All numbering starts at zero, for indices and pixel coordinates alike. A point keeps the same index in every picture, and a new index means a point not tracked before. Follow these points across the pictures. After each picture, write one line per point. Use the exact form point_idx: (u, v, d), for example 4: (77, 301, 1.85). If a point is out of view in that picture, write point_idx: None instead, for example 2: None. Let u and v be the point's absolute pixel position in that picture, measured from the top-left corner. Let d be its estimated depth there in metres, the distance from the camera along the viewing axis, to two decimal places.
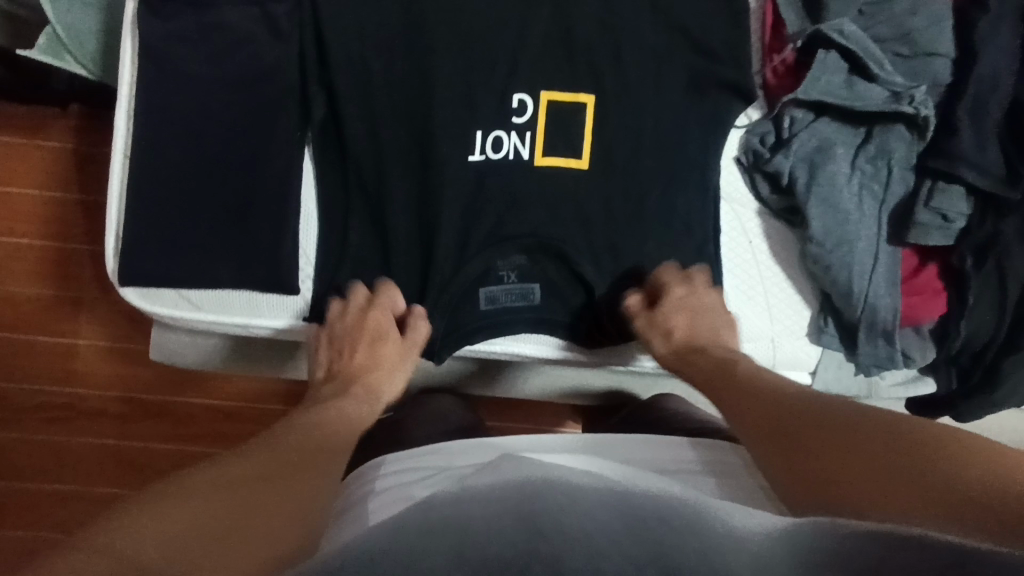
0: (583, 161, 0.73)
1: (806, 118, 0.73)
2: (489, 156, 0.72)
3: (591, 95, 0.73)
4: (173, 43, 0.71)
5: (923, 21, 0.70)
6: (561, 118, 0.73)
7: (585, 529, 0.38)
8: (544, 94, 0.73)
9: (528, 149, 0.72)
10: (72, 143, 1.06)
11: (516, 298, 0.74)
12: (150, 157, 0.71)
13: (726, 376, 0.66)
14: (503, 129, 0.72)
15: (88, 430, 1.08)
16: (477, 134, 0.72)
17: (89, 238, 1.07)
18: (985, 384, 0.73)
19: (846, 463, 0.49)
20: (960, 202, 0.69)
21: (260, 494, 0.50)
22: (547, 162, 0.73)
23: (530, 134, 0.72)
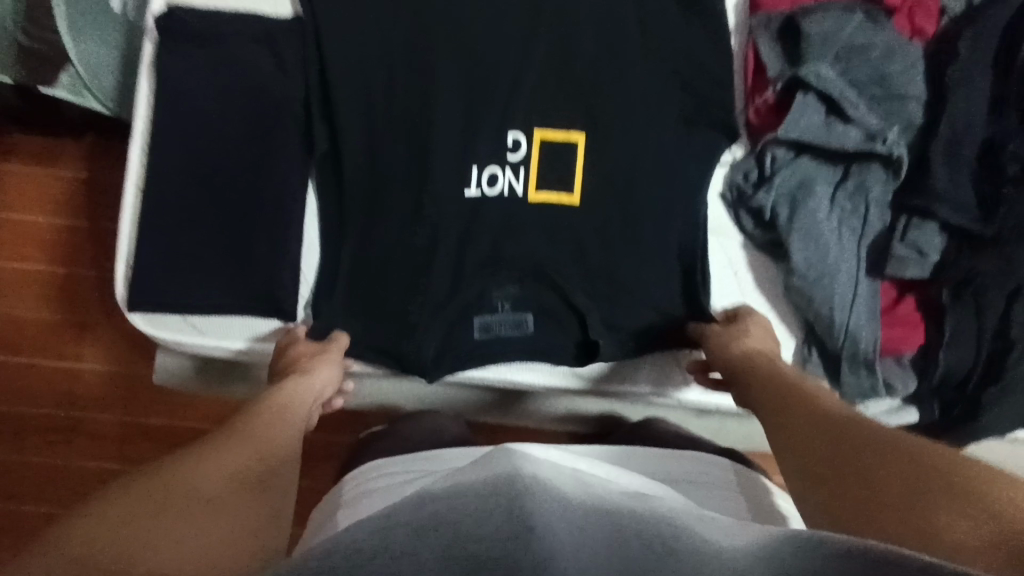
0: (574, 196, 0.76)
1: (786, 156, 0.76)
2: (484, 190, 0.76)
3: (582, 133, 0.77)
4: (187, 82, 0.75)
5: (897, 66, 0.74)
6: (553, 154, 0.76)
7: (562, 537, 0.40)
8: (538, 133, 0.76)
9: (522, 185, 0.76)
10: (83, 172, 1.10)
11: (510, 327, 0.77)
12: (161, 188, 0.74)
13: (776, 377, 0.65)
14: (499, 165, 0.76)
15: (87, 454, 1.10)
16: (472, 169, 0.76)
17: (96, 264, 1.10)
18: (969, 415, 0.74)
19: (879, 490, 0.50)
20: (934, 237, 0.72)
21: (242, 491, 0.53)
22: (539, 197, 0.76)
23: (524, 170, 0.76)
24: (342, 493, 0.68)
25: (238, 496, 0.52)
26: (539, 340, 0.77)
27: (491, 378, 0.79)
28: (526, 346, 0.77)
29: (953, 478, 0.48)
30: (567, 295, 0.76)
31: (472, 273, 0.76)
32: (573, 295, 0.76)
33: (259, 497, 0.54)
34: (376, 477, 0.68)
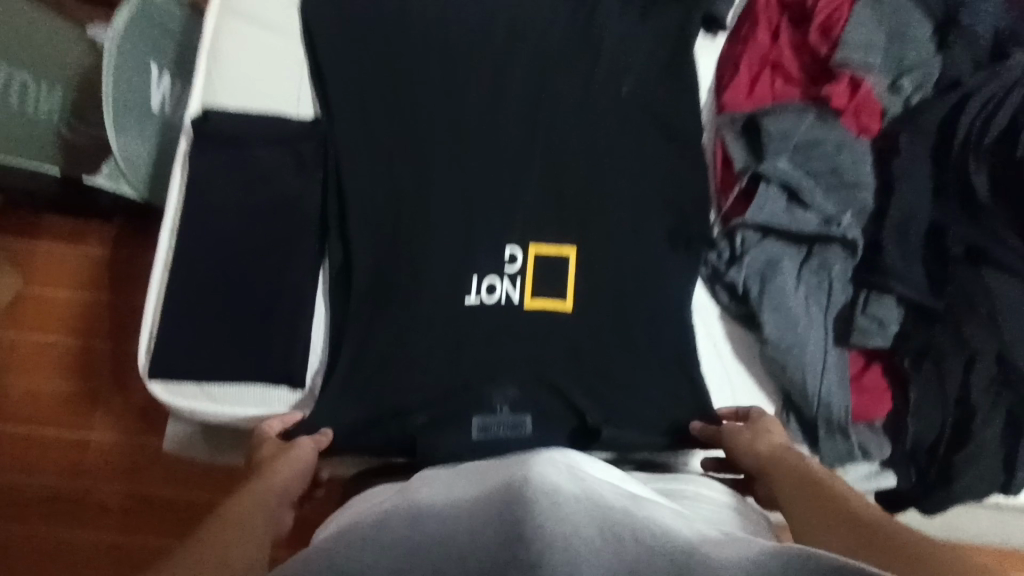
0: (567, 304, 0.81)
1: (755, 237, 0.84)
2: (483, 297, 0.81)
3: (573, 245, 0.83)
4: (217, 173, 0.85)
5: (848, 159, 0.83)
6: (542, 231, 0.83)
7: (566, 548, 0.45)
8: (532, 246, 0.83)
9: (519, 294, 0.81)
10: (107, 250, 1.18)
11: (507, 428, 0.77)
12: (187, 267, 0.82)
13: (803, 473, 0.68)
14: (497, 275, 0.81)
15: (87, 525, 1.11)
16: (473, 277, 0.81)
17: (112, 336, 1.16)
18: (941, 480, 0.78)
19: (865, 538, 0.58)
20: (892, 309, 0.78)
21: (248, 536, 0.59)
22: (535, 306, 0.81)
23: (520, 279, 0.81)
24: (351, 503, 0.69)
25: (243, 537, 0.58)
26: (537, 440, 0.77)
27: None
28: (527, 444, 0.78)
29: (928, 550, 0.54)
30: (560, 389, 0.79)
31: (460, 355, 0.79)
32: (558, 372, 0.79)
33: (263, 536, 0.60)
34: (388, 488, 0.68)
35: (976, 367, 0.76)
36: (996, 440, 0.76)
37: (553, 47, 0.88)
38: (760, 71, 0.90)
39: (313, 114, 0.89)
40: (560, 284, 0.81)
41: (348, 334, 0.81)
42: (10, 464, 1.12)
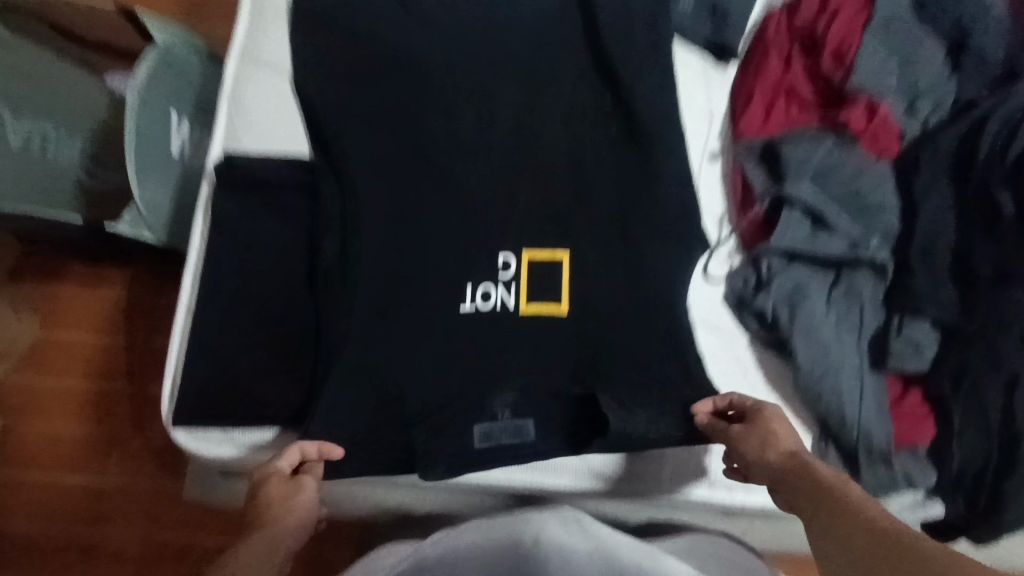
0: (562, 306, 0.79)
1: (781, 263, 0.83)
2: (477, 305, 0.79)
3: (566, 252, 0.81)
4: (237, 218, 0.85)
5: (869, 182, 0.83)
6: (542, 280, 0.80)
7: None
8: (525, 253, 0.81)
9: (515, 299, 0.79)
10: (125, 293, 1.18)
11: (510, 434, 0.77)
12: (209, 312, 0.82)
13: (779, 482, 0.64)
14: (492, 287, 0.80)
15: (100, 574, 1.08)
16: (467, 287, 0.80)
17: (130, 378, 1.15)
18: (992, 508, 0.75)
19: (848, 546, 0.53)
20: (927, 332, 0.77)
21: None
22: (530, 310, 0.79)
23: (516, 284, 0.80)
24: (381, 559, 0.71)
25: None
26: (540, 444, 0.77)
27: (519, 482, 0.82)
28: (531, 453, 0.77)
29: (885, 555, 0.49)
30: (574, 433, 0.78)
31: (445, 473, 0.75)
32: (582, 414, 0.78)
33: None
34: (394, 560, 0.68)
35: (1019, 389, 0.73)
36: None
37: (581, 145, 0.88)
38: (774, 97, 0.90)
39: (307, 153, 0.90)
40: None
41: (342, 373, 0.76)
42: (23, 513, 1.10)
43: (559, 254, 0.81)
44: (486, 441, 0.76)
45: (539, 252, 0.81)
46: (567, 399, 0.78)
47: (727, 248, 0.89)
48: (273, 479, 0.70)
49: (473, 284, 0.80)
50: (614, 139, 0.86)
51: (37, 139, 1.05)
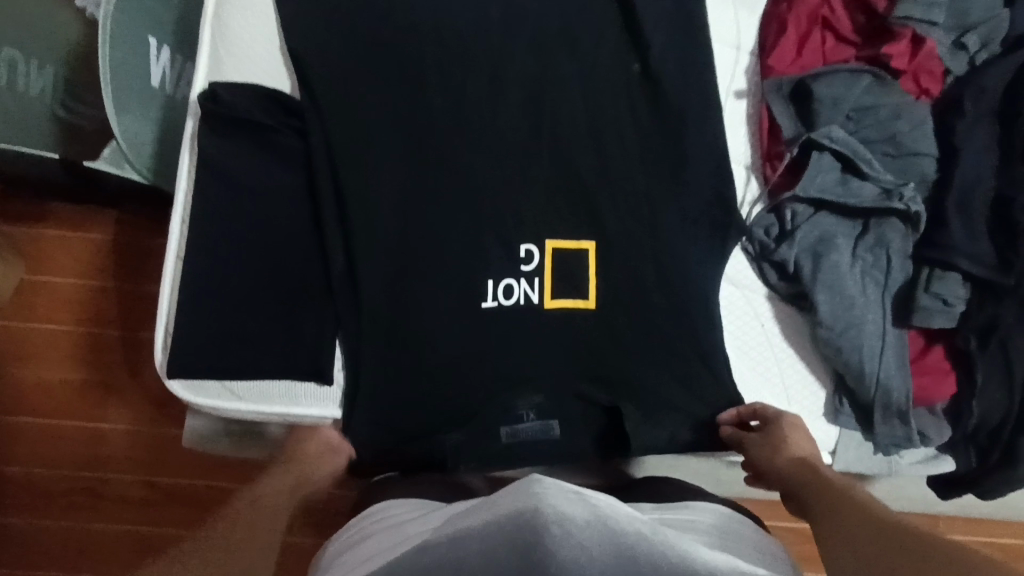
0: (589, 302, 0.79)
1: (807, 212, 0.79)
2: (501, 302, 0.78)
3: (592, 242, 0.80)
4: (229, 158, 0.80)
5: (906, 124, 0.77)
6: (566, 265, 0.79)
7: (580, 552, 0.44)
8: (549, 243, 0.79)
9: (538, 293, 0.78)
10: (112, 235, 1.13)
11: (535, 434, 0.80)
12: (205, 259, 0.78)
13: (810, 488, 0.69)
14: (513, 277, 0.78)
15: (106, 516, 1.09)
16: (489, 283, 0.78)
17: (124, 322, 1.12)
18: (1005, 463, 0.74)
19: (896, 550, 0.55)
20: (958, 288, 0.73)
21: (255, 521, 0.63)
22: (556, 305, 0.78)
23: (539, 279, 0.79)
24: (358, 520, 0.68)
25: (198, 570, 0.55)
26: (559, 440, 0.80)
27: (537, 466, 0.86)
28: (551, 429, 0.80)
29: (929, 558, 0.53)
30: (586, 393, 0.79)
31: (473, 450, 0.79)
32: (591, 371, 0.78)
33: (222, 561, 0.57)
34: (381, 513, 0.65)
35: None
36: None
37: (598, 119, 0.82)
38: (808, 30, 0.83)
39: (290, 92, 0.83)
40: (579, 284, 0.79)
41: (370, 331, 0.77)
42: (23, 457, 1.09)
43: (583, 244, 0.79)
44: (512, 438, 0.79)
45: (563, 241, 0.79)
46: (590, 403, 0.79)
47: (749, 195, 0.84)
48: (306, 446, 0.78)
49: (493, 279, 0.78)
50: (635, 88, 0.83)
51: (5, 64, 0.95)
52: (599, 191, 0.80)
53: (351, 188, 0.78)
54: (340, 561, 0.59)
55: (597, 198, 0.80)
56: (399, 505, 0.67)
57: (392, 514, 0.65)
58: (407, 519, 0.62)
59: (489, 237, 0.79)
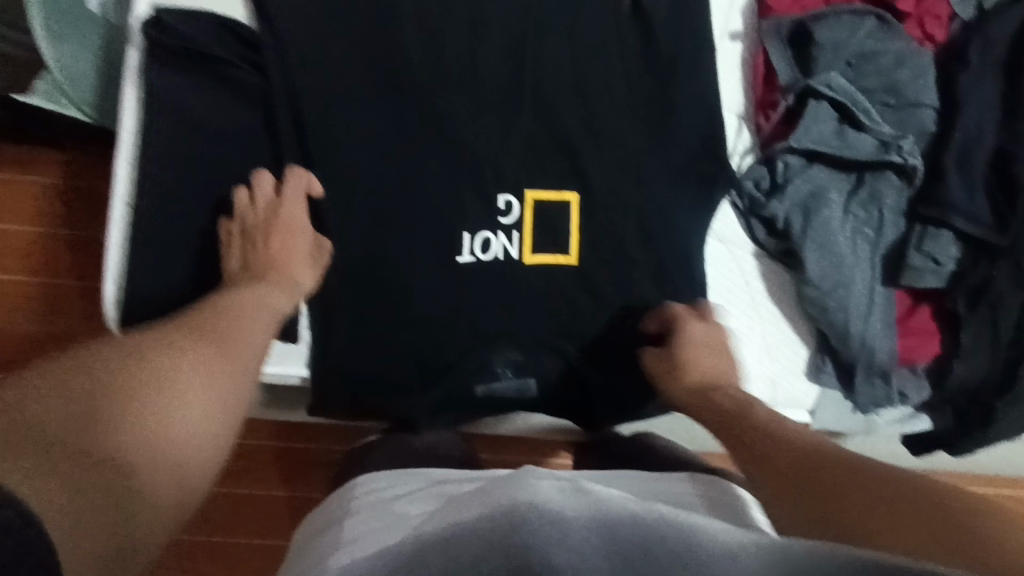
0: (571, 257, 0.75)
1: (800, 164, 0.75)
2: (478, 257, 0.74)
3: (575, 193, 0.75)
4: (179, 93, 0.72)
5: (909, 72, 0.73)
6: (547, 217, 0.74)
7: (564, 541, 0.42)
8: (530, 194, 0.74)
9: (517, 248, 0.74)
10: (59, 177, 1.04)
11: (512, 393, 0.77)
12: (155, 205, 0.71)
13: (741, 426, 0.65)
14: (492, 231, 0.74)
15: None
16: (465, 237, 0.73)
17: (77, 271, 1.05)
18: (982, 422, 0.74)
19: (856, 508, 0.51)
20: (949, 246, 0.72)
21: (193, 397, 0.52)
22: (536, 260, 0.74)
23: (518, 233, 0.74)
24: (335, 505, 0.66)
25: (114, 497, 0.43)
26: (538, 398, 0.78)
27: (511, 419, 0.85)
28: (528, 387, 0.77)
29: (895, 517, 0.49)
30: (563, 351, 0.75)
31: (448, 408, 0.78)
32: (569, 329, 0.75)
33: (164, 477, 0.47)
34: (361, 495, 0.64)
35: None
36: None
37: (584, 59, 0.76)
38: None
39: (245, 19, 0.75)
40: (560, 237, 0.74)
41: (339, 285, 0.72)
42: None
43: (566, 196, 0.75)
44: (487, 397, 0.77)
45: (545, 192, 0.74)
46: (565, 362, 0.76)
47: (740, 145, 0.79)
48: (292, 245, 0.69)
49: (471, 232, 0.73)
50: (626, 25, 0.77)
51: None
52: (583, 139, 0.75)
53: (316, 129, 0.71)
54: (324, 539, 0.58)
55: (581, 147, 0.75)
56: (383, 480, 0.67)
57: (377, 491, 0.64)
58: (394, 499, 0.61)
59: (466, 187, 0.74)
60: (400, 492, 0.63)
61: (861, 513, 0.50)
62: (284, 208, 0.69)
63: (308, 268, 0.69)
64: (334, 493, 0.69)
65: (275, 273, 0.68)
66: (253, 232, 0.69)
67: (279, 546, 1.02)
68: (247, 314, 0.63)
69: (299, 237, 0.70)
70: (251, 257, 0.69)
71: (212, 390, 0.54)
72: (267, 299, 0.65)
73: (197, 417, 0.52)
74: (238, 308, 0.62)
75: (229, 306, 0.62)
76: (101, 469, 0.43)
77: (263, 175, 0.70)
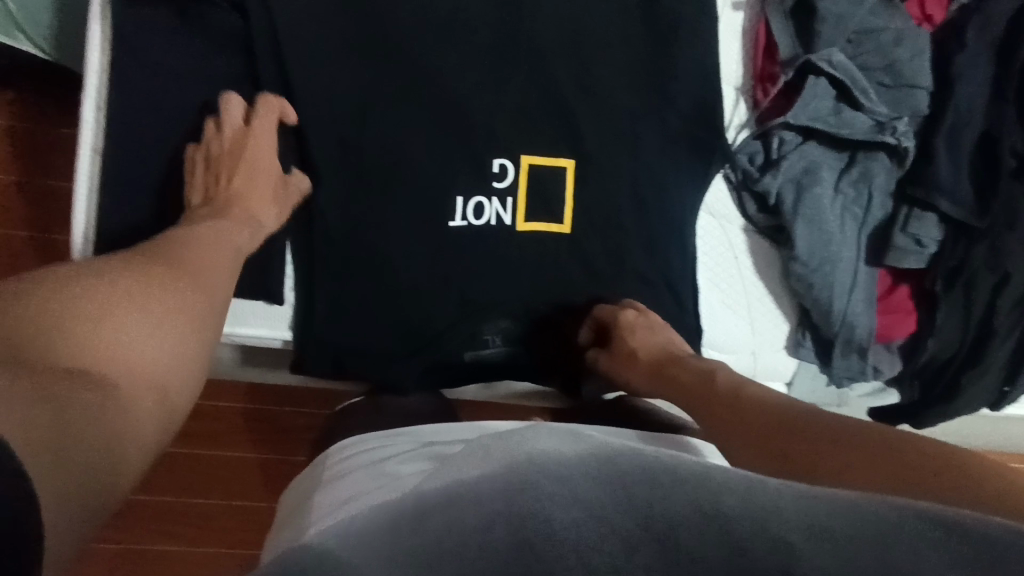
0: (565, 226, 0.73)
1: (794, 140, 0.76)
2: (470, 222, 0.72)
3: (571, 159, 0.73)
4: (151, 32, 0.66)
5: (907, 53, 0.73)
6: (542, 183, 0.73)
7: (569, 493, 0.41)
8: (525, 158, 0.72)
9: (510, 214, 0.72)
10: (5, 120, 0.94)
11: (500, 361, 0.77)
12: (127, 156, 0.67)
13: (710, 396, 0.62)
14: (485, 195, 0.72)
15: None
16: (457, 201, 0.71)
17: (29, 223, 0.96)
18: (946, 397, 0.78)
19: (819, 450, 0.50)
20: (933, 228, 0.73)
21: (162, 319, 0.49)
22: (528, 227, 0.73)
23: (512, 199, 0.72)
24: (322, 472, 0.63)
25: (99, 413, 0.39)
26: (526, 366, 0.78)
27: (496, 386, 0.86)
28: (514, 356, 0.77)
29: (876, 452, 0.47)
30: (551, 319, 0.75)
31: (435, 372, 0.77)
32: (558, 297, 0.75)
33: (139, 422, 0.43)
34: (349, 458, 0.63)
35: (1005, 288, 0.74)
36: (1002, 359, 0.77)
37: (586, 20, 0.73)
38: None
39: None
40: (554, 203, 0.73)
41: (324, 246, 0.69)
42: None
43: (562, 161, 0.73)
44: (475, 361, 0.76)
45: (540, 157, 0.73)
46: (557, 329, 0.77)
47: (736, 119, 0.79)
48: (257, 181, 0.65)
49: (463, 196, 0.71)
50: None
51: None
52: (582, 104, 0.73)
53: (301, 80, 0.67)
54: (320, 505, 0.56)
55: (578, 112, 0.73)
56: (372, 441, 0.64)
57: (365, 453, 0.62)
58: (386, 460, 0.59)
59: (460, 149, 0.71)
60: (390, 452, 0.61)
61: (807, 453, 0.50)
62: (251, 138, 0.65)
63: (271, 208, 0.66)
64: (324, 458, 0.67)
65: (236, 206, 0.64)
66: (219, 163, 0.65)
67: (252, 508, 1.00)
68: (213, 247, 0.59)
69: (262, 175, 0.66)
70: (214, 188, 0.65)
71: (180, 330, 0.50)
72: (239, 236, 0.62)
73: (170, 340, 0.48)
74: (199, 241, 0.58)
75: (189, 237, 0.58)
76: (74, 385, 0.39)
77: (232, 99, 0.66)
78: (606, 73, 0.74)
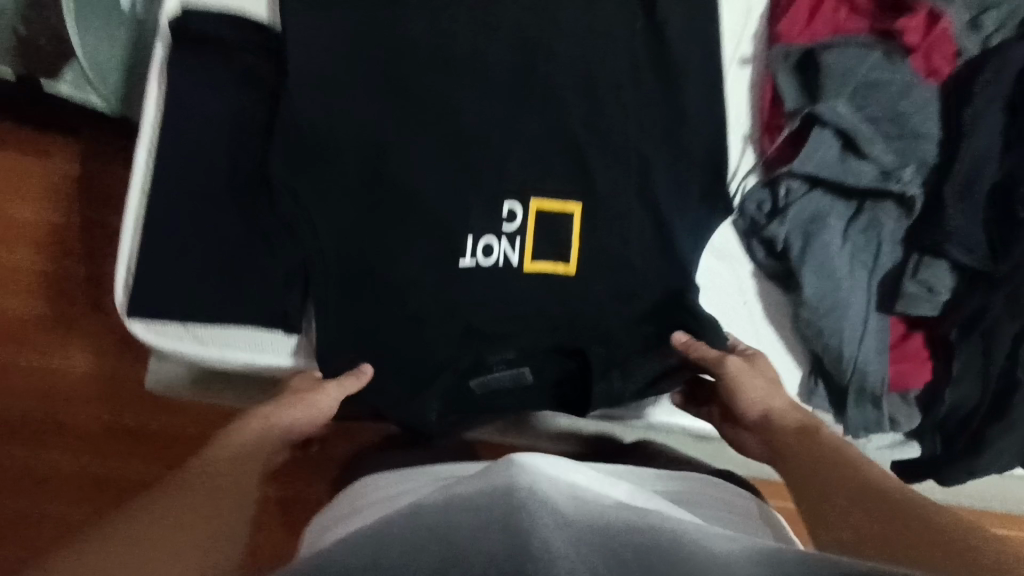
0: (570, 266, 0.76)
1: (801, 189, 0.77)
2: (478, 260, 0.75)
3: (578, 203, 0.76)
4: (203, 90, 0.75)
5: (913, 104, 0.75)
6: (550, 227, 0.75)
7: (559, 530, 0.41)
8: (534, 202, 0.76)
9: (518, 255, 0.75)
10: (77, 165, 1.03)
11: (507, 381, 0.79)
12: (168, 196, 0.73)
13: (780, 438, 0.69)
14: (493, 235, 0.75)
15: (59, 498, 1.00)
16: (467, 240, 0.75)
17: (86, 258, 1.03)
18: (970, 451, 0.74)
19: (865, 514, 0.57)
20: (945, 276, 0.73)
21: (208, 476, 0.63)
22: (535, 266, 0.75)
23: (519, 240, 0.75)
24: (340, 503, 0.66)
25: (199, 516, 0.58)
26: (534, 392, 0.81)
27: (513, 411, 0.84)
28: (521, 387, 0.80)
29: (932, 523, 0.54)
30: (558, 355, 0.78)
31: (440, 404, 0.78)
32: (564, 337, 0.77)
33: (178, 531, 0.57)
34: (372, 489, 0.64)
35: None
36: None
37: (595, 74, 0.77)
38: None
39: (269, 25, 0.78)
40: (561, 245, 0.75)
41: (341, 280, 0.74)
42: None
43: (569, 206, 0.76)
44: (483, 387, 0.79)
45: (548, 202, 0.76)
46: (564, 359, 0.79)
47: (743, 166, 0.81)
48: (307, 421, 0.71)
49: (473, 236, 0.75)
50: (637, 43, 0.78)
51: None
52: (590, 153, 0.77)
53: (328, 128, 0.73)
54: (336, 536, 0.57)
55: (588, 157, 0.76)
56: (390, 479, 0.65)
57: (385, 487, 0.63)
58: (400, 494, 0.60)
59: (474, 193, 0.75)
60: (409, 488, 0.61)
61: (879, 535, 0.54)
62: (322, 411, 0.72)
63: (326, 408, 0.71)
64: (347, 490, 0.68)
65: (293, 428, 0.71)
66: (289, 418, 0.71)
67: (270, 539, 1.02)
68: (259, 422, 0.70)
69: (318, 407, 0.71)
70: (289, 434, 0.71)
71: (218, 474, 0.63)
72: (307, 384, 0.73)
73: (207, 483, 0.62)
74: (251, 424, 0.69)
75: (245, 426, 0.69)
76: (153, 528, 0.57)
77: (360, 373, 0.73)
78: (614, 120, 0.77)
